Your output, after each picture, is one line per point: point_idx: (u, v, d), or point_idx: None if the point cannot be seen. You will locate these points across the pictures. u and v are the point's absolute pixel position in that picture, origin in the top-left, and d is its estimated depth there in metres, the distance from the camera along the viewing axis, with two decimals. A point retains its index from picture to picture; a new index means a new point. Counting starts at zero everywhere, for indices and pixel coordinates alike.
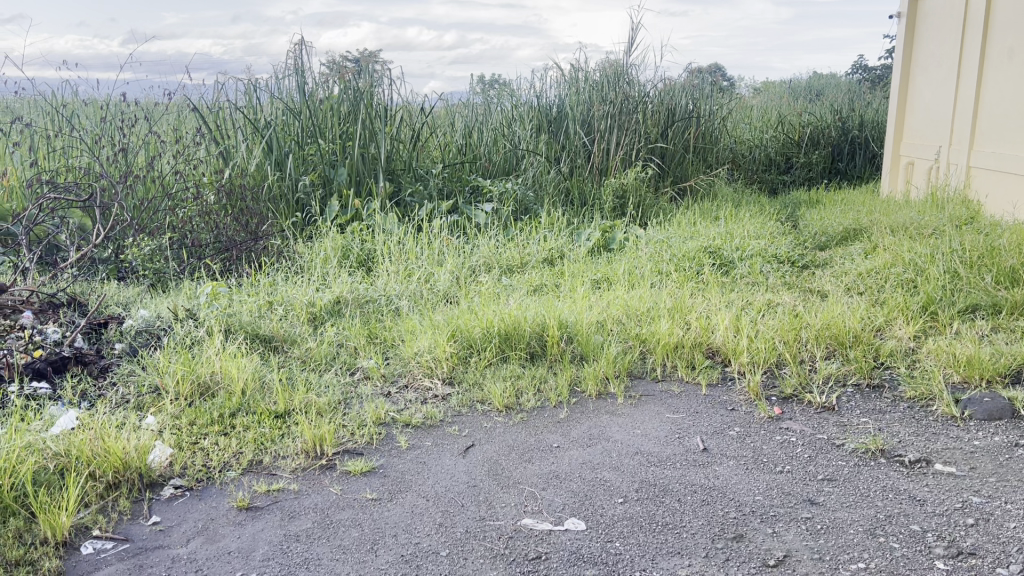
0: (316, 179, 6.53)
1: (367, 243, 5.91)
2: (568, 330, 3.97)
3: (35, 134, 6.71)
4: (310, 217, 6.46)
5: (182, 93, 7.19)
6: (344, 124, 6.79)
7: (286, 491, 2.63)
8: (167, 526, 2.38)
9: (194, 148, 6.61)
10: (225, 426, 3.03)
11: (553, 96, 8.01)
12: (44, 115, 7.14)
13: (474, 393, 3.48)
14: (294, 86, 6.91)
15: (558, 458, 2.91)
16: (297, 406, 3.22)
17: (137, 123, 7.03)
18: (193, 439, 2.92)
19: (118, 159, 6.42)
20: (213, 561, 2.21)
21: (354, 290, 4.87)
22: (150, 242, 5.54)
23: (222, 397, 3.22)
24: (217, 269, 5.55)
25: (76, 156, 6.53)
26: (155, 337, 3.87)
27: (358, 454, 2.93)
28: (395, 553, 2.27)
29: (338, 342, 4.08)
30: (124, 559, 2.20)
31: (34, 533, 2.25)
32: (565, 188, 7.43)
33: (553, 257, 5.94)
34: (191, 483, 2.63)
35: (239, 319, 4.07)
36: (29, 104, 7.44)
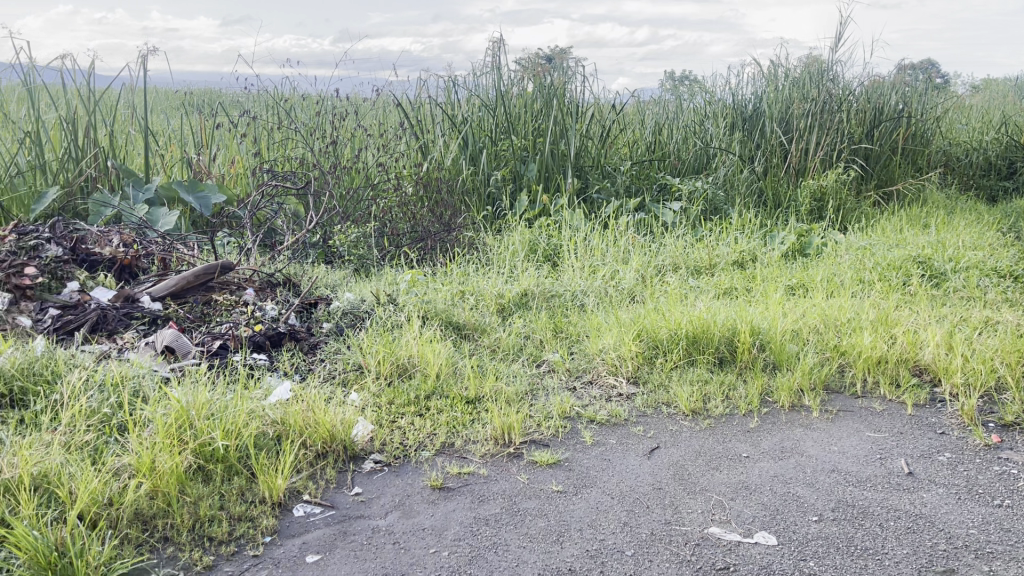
0: (507, 174, 6.69)
1: (554, 238, 5.99)
2: (760, 336, 3.82)
3: (259, 126, 7.34)
4: (500, 210, 6.63)
5: (388, 89, 7.61)
6: (537, 120, 6.91)
7: (476, 474, 2.72)
8: (367, 497, 2.54)
9: (397, 141, 6.97)
10: (420, 408, 3.18)
11: (750, 94, 7.75)
12: (267, 108, 7.79)
13: (660, 395, 3.44)
14: (490, 83, 7.13)
15: (748, 468, 2.82)
16: (487, 393, 3.32)
17: (347, 117, 7.52)
18: (391, 417, 3.09)
19: (328, 151, 6.89)
20: (409, 535, 2.33)
21: (540, 283, 4.95)
22: (355, 230, 5.89)
23: (418, 379, 3.38)
24: (414, 257, 5.81)
25: (293, 147, 7.08)
26: (359, 319, 4.13)
27: (544, 445, 2.98)
28: (580, 548, 2.29)
29: (525, 333, 4.18)
30: (330, 524, 2.37)
31: (254, 492, 2.45)
32: (758, 189, 7.16)
33: (744, 259, 5.75)
34: (390, 459, 2.78)
35: (435, 306, 4.25)
36: (255, 99, 8.15)
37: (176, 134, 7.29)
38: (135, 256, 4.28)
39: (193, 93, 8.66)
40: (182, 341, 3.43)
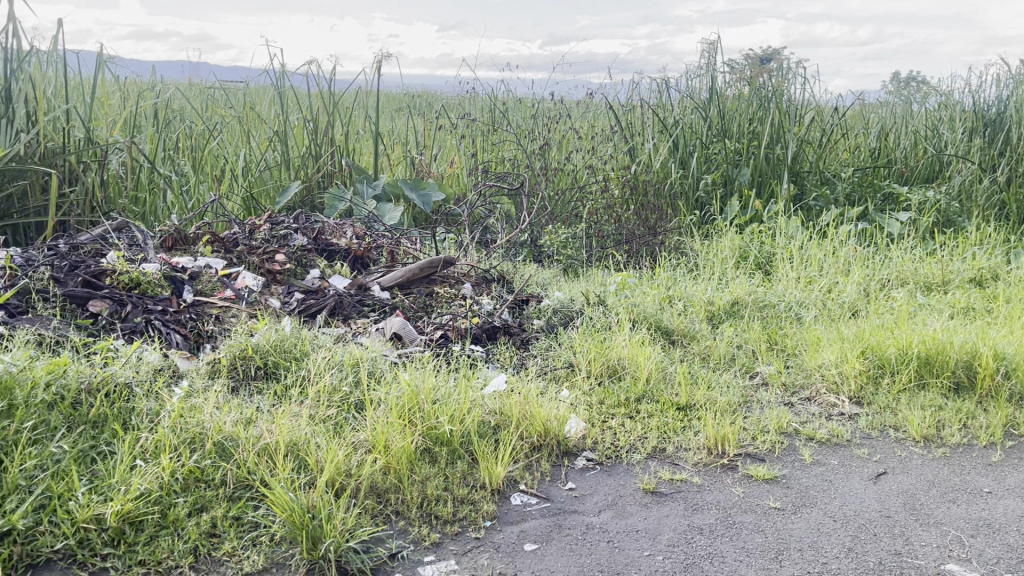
0: (719, 178, 6.52)
1: (767, 245, 5.77)
2: (1006, 362, 3.48)
3: (476, 128, 7.65)
4: (709, 215, 6.48)
5: (600, 92, 7.67)
6: (752, 124, 6.72)
7: (689, 482, 2.69)
8: (581, 494, 2.58)
9: (607, 144, 7.01)
10: (631, 410, 3.19)
11: (995, 97, 7.08)
12: (484, 110, 8.10)
13: (887, 418, 3.23)
14: (704, 85, 7.01)
15: (990, 505, 2.59)
16: (699, 401, 3.26)
17: (559, 119, 7.66)
18: (602, 417, 3.12)
19: (540, 152, 7.05)
20: (623, 535, 2.34)
21: (752, 292, 4.79)
22: (565, 230, 5.98)
23: (629, 381, 3.39)
24: (621, 260, 5.81)
25: (507, 148, 7.31)
26: (569, 317, 4.20)
27: (760, 460, 2.89)
28: (801, 569, 2.21)
29: (737, 343, 4.06)
30: (546, 515, 2.43)
31: (475, 477, 2.55)
32: (1000, 201, 6.53)
33: (983, 277, 5.26)
34: (602, 459, 2.81)
35: (645, 310, 4.23)
36: (474, 102, 8.50)
37: (401, 134, 7.75)
38: (366, 247, 4.60)
39: (417, 97, 9.17)
40: (408, 329, 3.66)
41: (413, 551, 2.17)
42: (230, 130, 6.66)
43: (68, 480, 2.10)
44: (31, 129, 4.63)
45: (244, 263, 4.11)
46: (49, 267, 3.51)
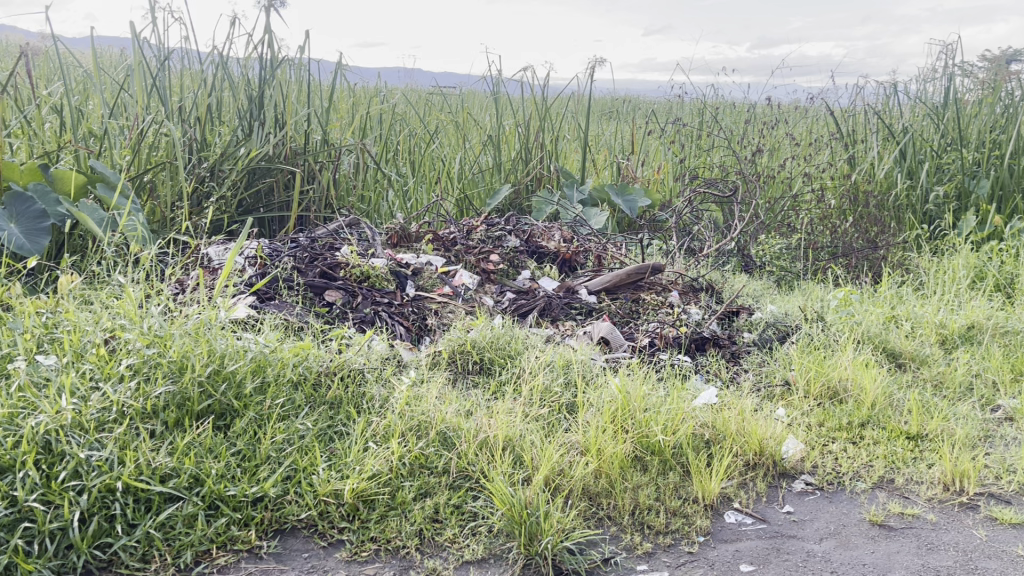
0: (952, 190, 5.98)
1: (1009, 265, 5.22)
2: None
3: (686, 134, 7.50)
4: (939, 231, 5.95)
5: (820, 98, 7.29)
6: (994, 133, 6.12)
7: (922, 518, 2.49)
8: (800, 518, 2.46)
9: (826, 152, 6.65)
10: (854, 435, 2.99)
11: None
12: (694, 116, 7.94)
13: None
14: (939, 89, 6.47)
15: None
16: (932, 432, 3.01)
17: (774, 125, 7.36)
18: (822, 440, 2.95)
19: (752, 159, 6.80)
20: (848, 568, 2.20)
21: (991, 317, 4.36)
22: (778, 241, 5.73)
23: (851, 404, 3.19)
24: (838, 274, 5.49)
25: (717, 155, 7.11)
26: (783, 332, 4.02)
27: (1005, 502, 2.62)
28: None
29: (975, 371, 3.70)
30: (762, 538, 2.34)
31: (687, 490, 2.49)
32: None
33: None
34: (822, 484, 2.67)
35: (868, 329, 3.97)
36: (684, 107, 8.35)
37: (609, 139, 7.76)
38: (576, 251, 4.63)
39: (626, 102, 9.15)
40: (615, 334, 3.61)
41: (626, 558, 2.15)
42: (448, 134, 6.98)
43: (310, 455, 2.27)
44: (278, 131, 5.08)
45: (461, 262, 4.27)
46: (291, 257, 3.82)
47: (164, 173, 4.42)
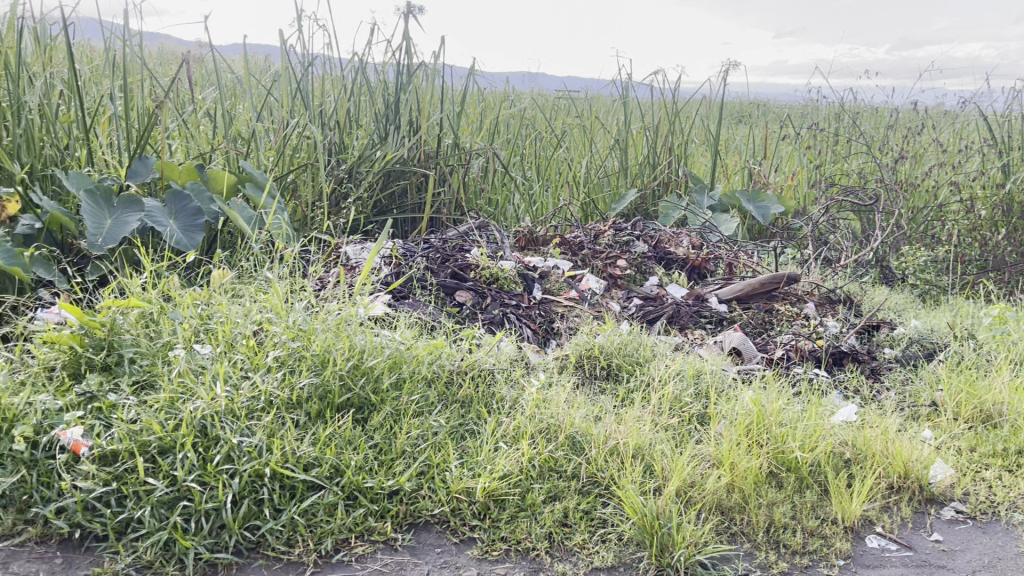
0: None
1: None
2: None
3: (823, 139, 7.21)
4: None
5: (972, 102, 6.85)
6: None
7: None
8: (951, 548, 2.31)
9: (978, 159, 6.24)
10: (1010, 463, 2.79)
11: None
12: (832, 121, 7.62)
13: None
14: None
15: None
16: None
17: (919, 130, 6.97)
18: (974, 466, 2.76)
19: (894, 167, 6.47)
20: None
21: None
22: (922, 253, 5.42)
23: (1007, 430, 2.97)
24: (990, 290, 5.14)
25: (856, 162, 6.81)
26: (929, 350, 3.79)
27: None
28: None
29: None
30: (908, 565, 2.21)
31: (826, 511, 2.39)
32: None
33: None
34: (975, 513, 2.50)
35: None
36: (822, 112, 8.03)
37: (741, 145, 7.55)
38: (706, 258, 4.52)
39: (759, 108, 8.89)
40: (748, 345, 3.51)
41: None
42: (576, 138, 6.98)
43: (444, 452, 2.31)
44: (412, 136, 5.22)
45: (589, 267, 4.26)
46: (424, 258, 3.91)
47: (306, 175, 4.62)
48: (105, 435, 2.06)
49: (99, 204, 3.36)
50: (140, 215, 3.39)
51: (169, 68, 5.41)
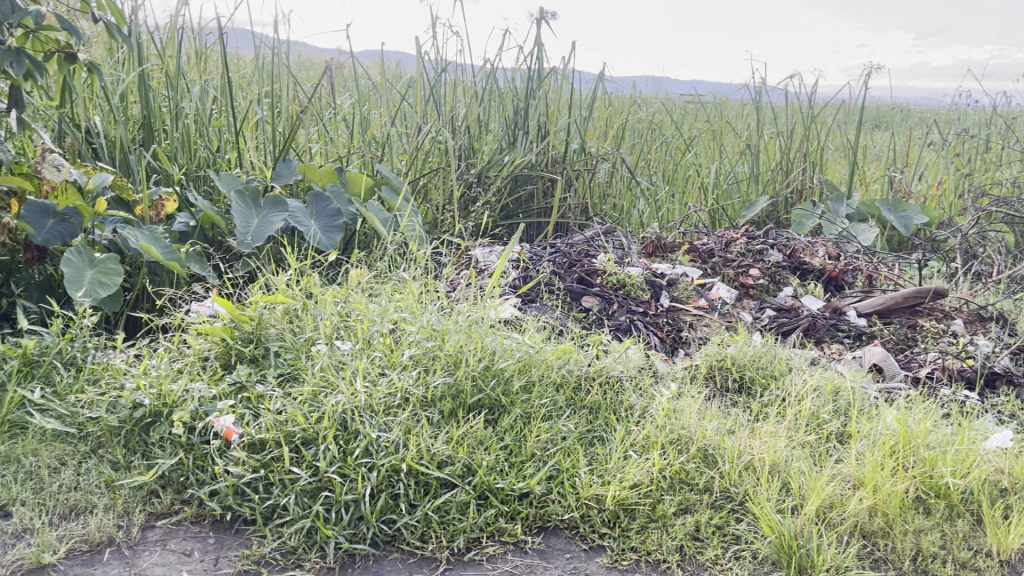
0: None
1: None
2: None
3: (973, 146, 6.78)
4: None
5: None
6: None
7: None
8: None
9: None
10: None
11: None
12: (984, 127, 7.15)
13: None
14: None
15: None
16: None
17: None
18: None
19: None
20: None
21: None
22: None
23: None
24: None
25: (1011, 170, 6.36)
26: None
27: None
28: None
29: None
30: None
31: (979, 542, 2.23)
32: None
33: None
34: None
35: None
36: (972, 118, 7.55)
37: (880, 152, 7.20)
38: (843, 269, 4.32)
39: (902, 113, 8.44)
40: (890, 362, 3.34)
41: None
42: (704, 143, 6.83)
43: (573, 458, 2.30)
44: (540, 140, 5.24)
45: (719, 275, 4.16)
46: (551, 262, 3.92)
47: (437, 178, 4.72)
48: (254, 424, 2.17)
49: (248, 204, 3.55)
50: (285, 216, 3.55)
51: (311, 74, 5.64)
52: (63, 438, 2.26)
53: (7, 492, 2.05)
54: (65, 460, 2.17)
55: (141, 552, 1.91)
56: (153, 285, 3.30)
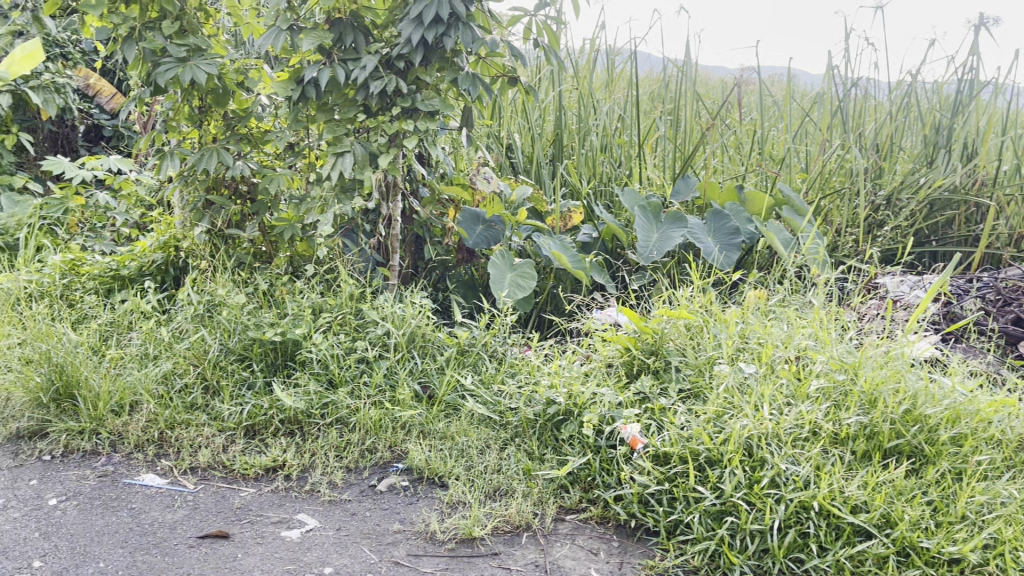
0: None
1: None
2: None
3: None
4: None
5: None
6: None
7: None
8: None
9: None
10: None
11: None
12: None
13: None
14: None
15: None
16: None
17: None
18: None
19: None
20: None
21: None
22: None
23: None
24: None
25: None
26: None
27: None
28: None
29: None
30: None
31: None
32: None
33: None
34: None
35: None
36: None
37: None
38: None
39: None
40: None
41: None
42: None
43: (1018, 529, 1.96)
44: (968, 160, 4.63)
45: None
46: (979, 299, 3.45)
47: (841, 199, 4.40)
48: (659, 435, 2.20)
49: (649, 218, 3.62)
50: (684, 231, 3.55)
51: (711, 93, 5.62)
52: (487, 423, 2.51)
53: (445, 465, 2.32)
54: (489, 443, 2.40)
55: (553, 542, 2.03)
56: (561, 290, 3.53)
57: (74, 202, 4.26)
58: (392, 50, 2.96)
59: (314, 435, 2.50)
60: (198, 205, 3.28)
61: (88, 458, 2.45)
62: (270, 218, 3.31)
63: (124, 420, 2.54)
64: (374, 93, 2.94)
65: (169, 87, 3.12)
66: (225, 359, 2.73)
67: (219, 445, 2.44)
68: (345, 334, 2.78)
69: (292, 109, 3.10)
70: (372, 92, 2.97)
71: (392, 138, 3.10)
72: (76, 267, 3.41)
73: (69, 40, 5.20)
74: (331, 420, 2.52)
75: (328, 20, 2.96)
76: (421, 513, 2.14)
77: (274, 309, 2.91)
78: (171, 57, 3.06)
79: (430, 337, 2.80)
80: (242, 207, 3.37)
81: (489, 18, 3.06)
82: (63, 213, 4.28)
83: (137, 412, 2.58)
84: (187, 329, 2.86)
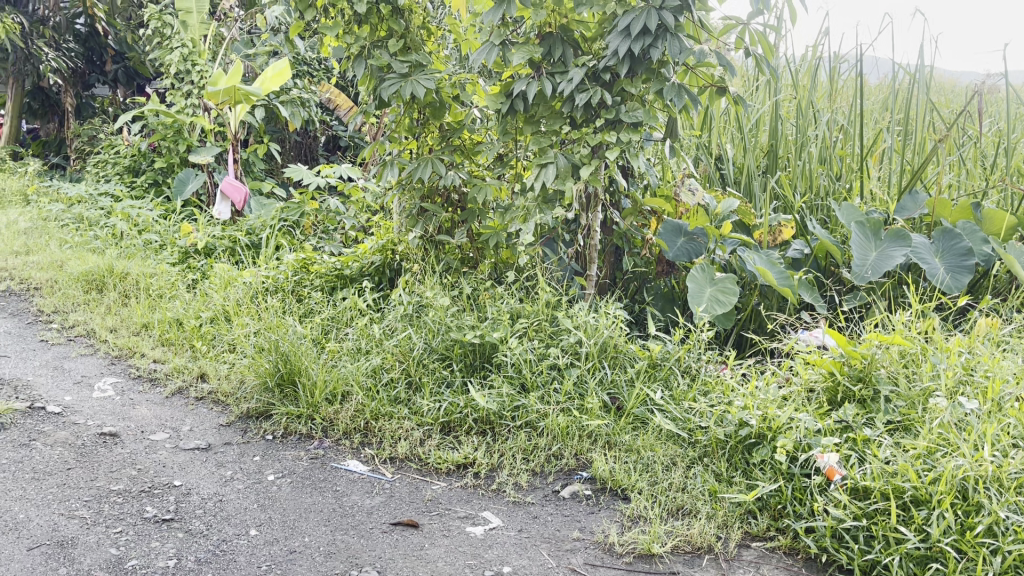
0: None
1: None
2: None
3: None
4: None
5: None
6: None
7: None
8: None
9: None
10: None
11: None
12: None
13: None
14: None
15: None
16: None
17: None
18: None
19: None
20: None
21: None
22: None
23: None
24: None
25: None
26: None
27: None
28: None
29: None
30: None
31: None
32: None
33: None
34: None
35: None
36: None
37: None
38: None
39: None
40: None
41: None
42: None
43: None
44: None
45: None
46: None
47: None
48: (859, 468, 2.06)
49: (867, 236, 3.38)
50: (907, 251, 3.28)
51: (950, 100, 5.16)
52: (676, 440, 2.47)
53: (629, 478, 2.31)
54: (676, 460, 2.37)
55: (736, 568, 1.96)
56: (764, 308, 3.39)
57: (309, 206, 4.63)
58: (599, 62, 2.99)
59: (504, 437, 2.59)
60: (413, 212, 3.49)
61: (303, 441, 2.68)
62: (477, 226, 3.45)
63: (336, 408, 2.75)
64: (580, 105, 2.99)
65: (393, 101, 3.36)
66: (428, 357, 2.89)
67: (417, 439, 2.59)
68: (540, 341, 2.86)
69: (502, 122, 3.22)
70: (577, 104, 3.02)
71: (596, 149, 3.14)
72: (307, 265, 3.75)
73: (314, 59, 5.72)
74: (521, 423, 2.59)
75: (540, 34, 3.06)
76: (601, 524, 2.15)
77: (474, 313, 3.03)
78: (395, 73, 3.29)
79: (622, 348, 2.80)
80: (453, 214, 3.55)
81: (700, 28, 3.02)
82: (299, 215, 4.64)
83: (348, 401, 2.79)
84: (396, 328, 3.06)
